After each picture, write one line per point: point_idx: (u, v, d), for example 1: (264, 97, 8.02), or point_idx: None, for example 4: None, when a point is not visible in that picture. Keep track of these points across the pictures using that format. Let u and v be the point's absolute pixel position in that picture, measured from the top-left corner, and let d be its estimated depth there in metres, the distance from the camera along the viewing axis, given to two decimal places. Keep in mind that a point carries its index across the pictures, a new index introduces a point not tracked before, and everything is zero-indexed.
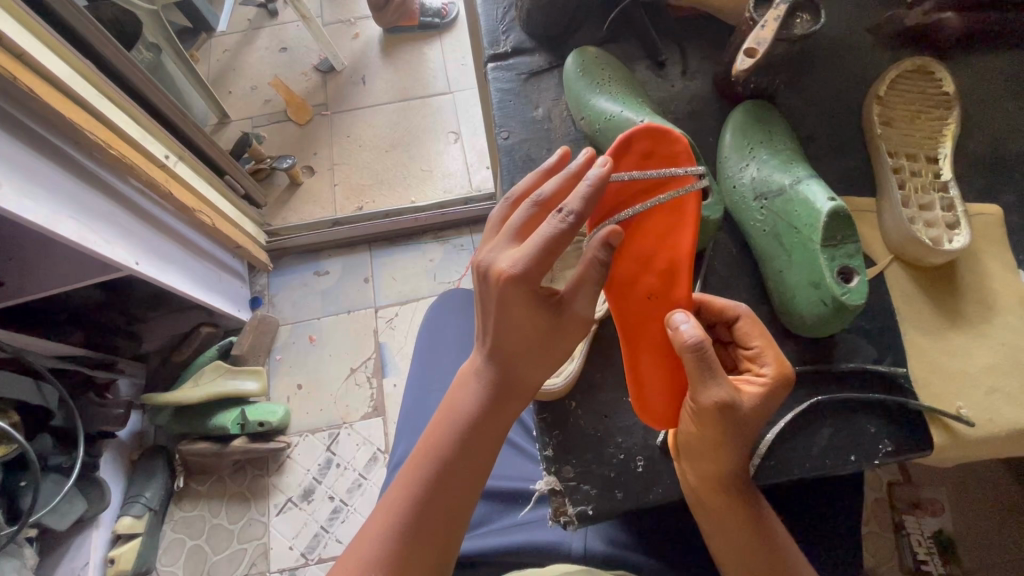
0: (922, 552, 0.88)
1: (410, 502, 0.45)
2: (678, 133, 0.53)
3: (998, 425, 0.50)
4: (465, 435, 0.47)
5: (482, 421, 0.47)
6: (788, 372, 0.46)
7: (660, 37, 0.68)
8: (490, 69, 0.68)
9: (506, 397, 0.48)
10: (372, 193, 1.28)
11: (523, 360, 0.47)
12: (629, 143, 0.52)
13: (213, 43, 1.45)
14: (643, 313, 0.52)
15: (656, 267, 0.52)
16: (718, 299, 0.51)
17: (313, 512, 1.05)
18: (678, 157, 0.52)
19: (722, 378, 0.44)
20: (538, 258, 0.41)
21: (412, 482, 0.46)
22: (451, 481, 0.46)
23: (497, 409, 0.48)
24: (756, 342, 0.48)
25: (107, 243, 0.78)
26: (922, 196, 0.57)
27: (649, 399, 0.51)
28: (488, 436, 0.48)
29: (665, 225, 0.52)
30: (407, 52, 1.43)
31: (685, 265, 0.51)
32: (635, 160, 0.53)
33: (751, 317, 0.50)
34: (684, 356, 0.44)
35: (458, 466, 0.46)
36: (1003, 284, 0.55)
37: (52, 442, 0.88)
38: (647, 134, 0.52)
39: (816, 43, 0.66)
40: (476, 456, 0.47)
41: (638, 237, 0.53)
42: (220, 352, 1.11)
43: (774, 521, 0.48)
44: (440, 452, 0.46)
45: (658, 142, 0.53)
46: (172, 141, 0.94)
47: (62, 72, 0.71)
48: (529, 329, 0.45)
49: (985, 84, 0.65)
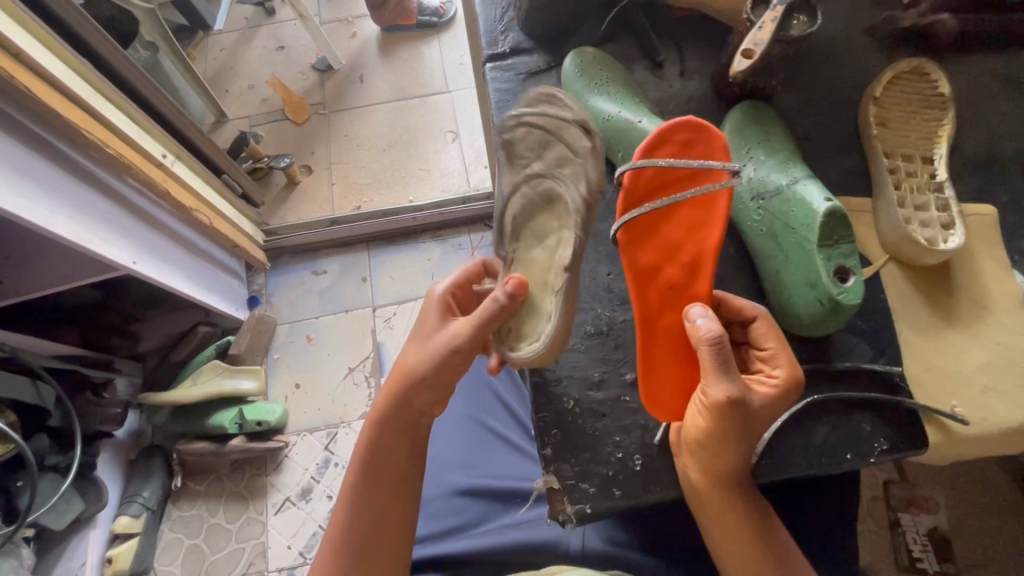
0: (917, 550, 0.89)
1: (351, 513, 0.51)
2: (718, 131, 0.52)
3: (991, 423, 0.51)
4: (371, 453, 0.53)
5: (385, 440, 0.53)
6: (798, 375, 0.48)
7: (659, 37, 0.68)
8: (489, 69, 0.68)
9: (404, 413, 0.53)
10: (369, 192, 1.28)
11: (418, 383, 0.52)
12: (670, 131, 0.51)
13: (210, 41, 1.44)
14: (666, 304, 0.52)
15: (681, 261, 0.51)
16: (736, 298, 0.52)
17: (312, 511, 1.05)
18: (714, 153, 0.52)
19: (735, 375, 0.45)
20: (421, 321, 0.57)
21: (352, 497, 0.52)
22: (370, 496, 0.51)
23: (396, 425, 0.53)
24: (770, 343, 0.49)
25: (104, 242, 0.77)
26: (918, 196, 0.57)
27: (660, 390, 0.51)
28: (395, 449, 0.53)
29: (693, 220, 0.52)
30: (405, 51, 1.43)
31: (710, 261, 0.51)
32: (674, 150, 0.52)
33: (768, 318, 0.51)
34: (703, 349, 0.46)
35: (372, 482, 0.52)
36: (997, 284, 0.55)
37: (49, 442, 0.87)
38: (691, 126, 0.51)
39: (813, 43, 0.66)
40: (391, 468, 0.52)
41: (668, 229, 0.52)
42: (218, 352, 1.11)
43: (772, 518, 0.48)
44: (358, 474, 0.52)
45: (698, 137, 0.52)
46: (169, 140, 0.94)
47: (59, 70, 0.71)
48: (419, 357, 0.53)
49: (981, 85, 0.65)
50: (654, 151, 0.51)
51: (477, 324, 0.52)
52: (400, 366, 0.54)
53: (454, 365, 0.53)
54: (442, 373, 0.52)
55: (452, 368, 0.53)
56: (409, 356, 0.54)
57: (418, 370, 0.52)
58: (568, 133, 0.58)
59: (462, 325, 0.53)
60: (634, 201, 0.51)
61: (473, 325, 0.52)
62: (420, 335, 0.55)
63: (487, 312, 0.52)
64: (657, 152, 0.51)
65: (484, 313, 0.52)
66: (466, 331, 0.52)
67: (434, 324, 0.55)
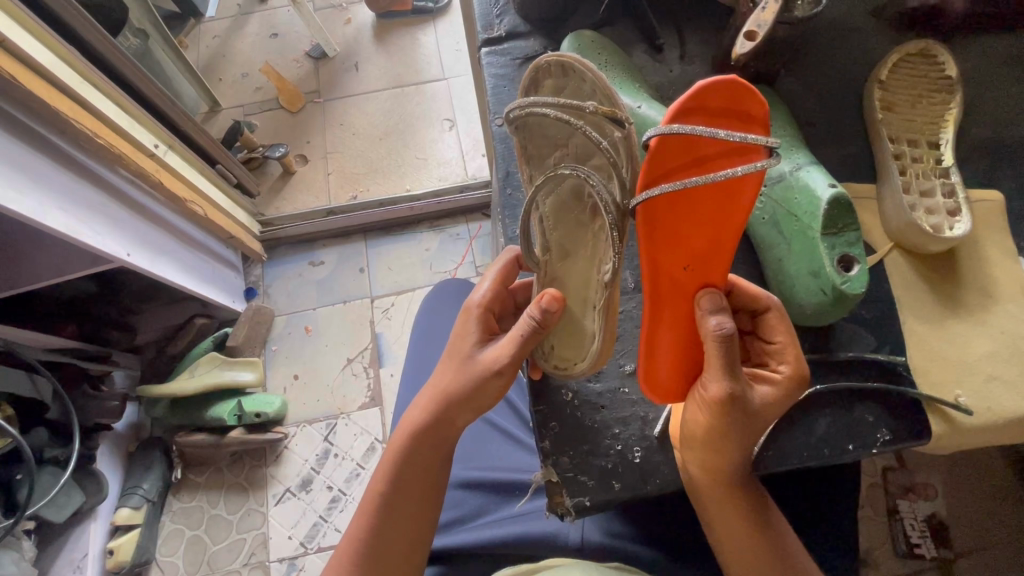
0: (915, 536, 0.89)
1: (371, 518, 0.51)
2: (760, 92, 0.42)
3: (994, 412, 0.50)
4: (398, 468, 0.52)
5: (410, 458, 0.52)
6: (805, 372, 0.47)
7: (658, 20, 0.66)
8: (485, 54, 0.67)
9: (436, 432, 0.52)
10: (366, 182, 1.27)
11: (448, 403, 0.51)
12: (700, 95, 0.41)
13: (201, 29, 1.41)
14: (675, 291, 0.48)
15: (693, 248, 0.46)
16: (750, 287, 0.49)
17: (312, 502, 1.05)
18: (751, 126, 0.42)
19: (739, 373, 0.45)
20: (458, 333, 0.53)
21: (373, 501, 0.52)
22: (396, 509, 0.51)
23: (424, 444, 0.52)
24: (779, 338, 0.48)
25: (97, 234, 0.76)
26: (923, 182, 0.56)
27: (659, 374, 0.50)
28: (423, 467, 0.52)
29: (714, 208, 0.44)
30: (400, 38, 1.40)
31: (730, 249, 0.46)
32: (704, 118, 0.42)
33: (780, 311, 0.49)
34: (709, 342, 0.45)
35: (396, 496, 0.51)
36: (1002, 271, 0.54)
37: (48, 435, 0.87)
38: (724, 87, 0.41)
39: (816, 26, 0.64)
40: (418, 484, 0.52)
41: (685, 215, 0.45)
42: (215, 344, 1.10)
43: (771, 510, 0.48)
44: (382, 486, 0.52)
45: (734, 102, 0.42)
46: (161, 130, 0.92)
47: (46, 59, 0.69)
48: (449, 377, 0.51)
49: (987, 68, 0.64)
50: (678, 117, 0.42)
51: (514, 348, 0.49)
52: (434, 386, 0.52)
53: (493, 389, 0.50)
54: (479, 398, 0.50)
55: (491, 394, 0.50)
56: (443, 375, 0.52)
57: (454, 393, 0.50)
58: (594, 121, 0.49)
59: (498, 346, 0.50)
60: (653, 176, 0.44)
61: (511, 348, 0.49)
62: (454, 354, 0.53)
63: (525, 333, 0.49)
64: (688, 119, 0.42)
65: (522, 335, 0.49)
66: (503, 356, 0.49)
67: (469, 342, 0.52)
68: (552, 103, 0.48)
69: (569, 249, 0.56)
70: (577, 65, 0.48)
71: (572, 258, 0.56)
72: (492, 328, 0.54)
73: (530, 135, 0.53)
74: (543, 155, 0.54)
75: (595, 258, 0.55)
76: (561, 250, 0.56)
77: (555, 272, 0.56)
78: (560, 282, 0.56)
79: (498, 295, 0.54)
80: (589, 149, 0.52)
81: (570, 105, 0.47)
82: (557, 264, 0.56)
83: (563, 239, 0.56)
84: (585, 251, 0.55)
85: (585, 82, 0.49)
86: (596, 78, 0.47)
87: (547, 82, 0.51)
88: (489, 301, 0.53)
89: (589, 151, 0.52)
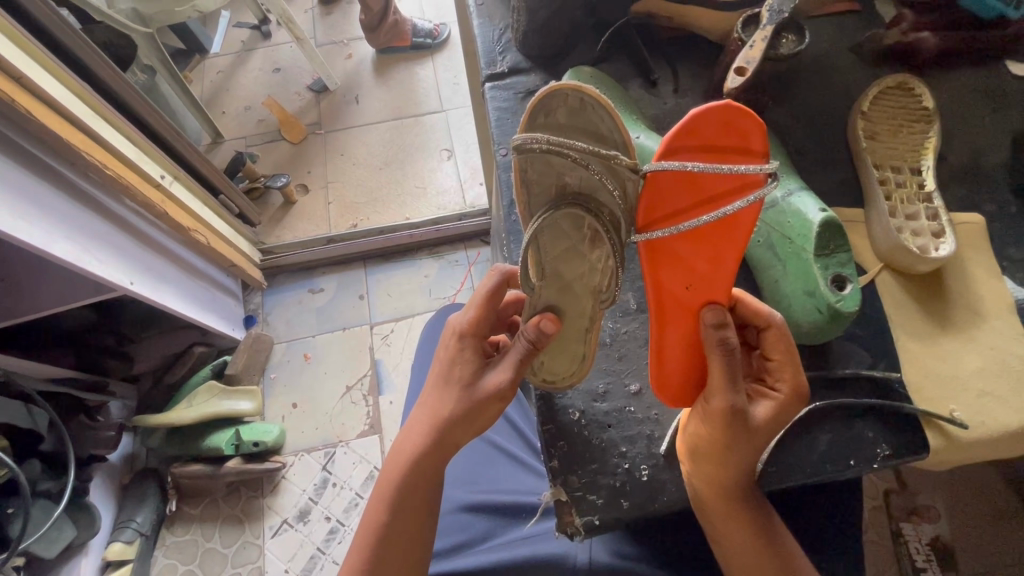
0: (921, 560, 0.88)
1: (372, 546, 0.51)
2: (750, 116, 0.43)
3: (988, 427, 0.51)
4: (399, 494, 0.52)
5: (410, 486, 0.52)
6: (802, 388, 0.48)
7: (650, 55, 0.70)
8: (488, 88, 0.70)
9: (434, 456, 0.52)
10: (366, 210, 1.29)
11: (451, 429, 0.51)
12: (693, 130, 0.43)
13: (206, 64, 1.46)
14: (680, 307, 0.50)
15: (697, 267, 0.48)
16: (754, 302, 0.50)
17: (310, 534, 1.04)
18: (747, 154, 0.45)
19: (740, 388, 0.46)
20: (451, 354, 0.54)
21: (372, 527, 0.52)
22: (396, 532, 0.51)
23: (423, 469, 0.52)
24: (778, 355, 0.49)
25: (101, 263, 0.78)
26: (908, 206, 0.59)
27: (668, 383, 0.52)
28: (423, 491, 0.52)
29: (716, 230, 0.46)
30: (400, 72, 1.45)
31: (732, 267, 0.48)
32: (698, 152, 0.44)
33: (782, 329, 0.49)
34: (714, 355, 0.47)
35: (398, 520, 0.51)
36: (987, 289, 0.57)
37: (41, 467, 0.85)
38: (715, 118, 0.43)
39: (800, 62, 0.68)
40: (421, 506, 0.52)
41: (687, 244, 0.47)
42: (214, 372, 1.11)
43: (778, 530, 0.49)
44: (382, 512, 0.52)
45: (726, 132, 0.44)
46: (167, 161, 0.94)
47: (58, 93, 0.72)
48: (448, 402, 0.51)
49: (961, 99, 0.67)
50: (677, 152, 0.44)
51: (513, 371, 0.50)
52: (434, 411, 0.52)
53: (491, 411, 0.52)
54: (479, 420, 0.51)
55: (490, 415, 0.52)
56: (444, 400, 0.52)
57: (454, 419, 0.51)
58: (611, 166, 0.47)
59: (497, 370, 0.51)
60: (656, 218, 0.47)
61: (509, 372, 0.51)
62: (451, 379, 0.53)
63: (522, 355, 0.51)
64: (684, 154, 0.44)
65: (519, 357, 0.51)
66: (505, 381, 0.50)
67: (464, 367, 0.52)
68: (575, 145, 0.47)
69: (564, 276, 0.54)
70: (599, 103, 0.46)
71: (567, 283, 0.55)
72: (484, 350, 0.54)
73: (535, 163, 0.49)
74: (542, 184, 0.50)
75: (590, 287, 0.54)
76: (557, 276, 0.54)
77: (550, 298, 0.55)
78: (554, 305, 0.56)
79: (488, 318, 0.54)
80: (595, 185, 0.49)
81: (599, 151, 0.46)
82: (553, 290, 0.55)
83: (558, 266, 0.54)
84: (579, 278, 0.54)
85: (603, 120, 0.47)
86: (617, 126, 0.47)
87: (560, 113, 0.47)
88: (481, 325, 0.53)
89: (594, 189, 0.50)
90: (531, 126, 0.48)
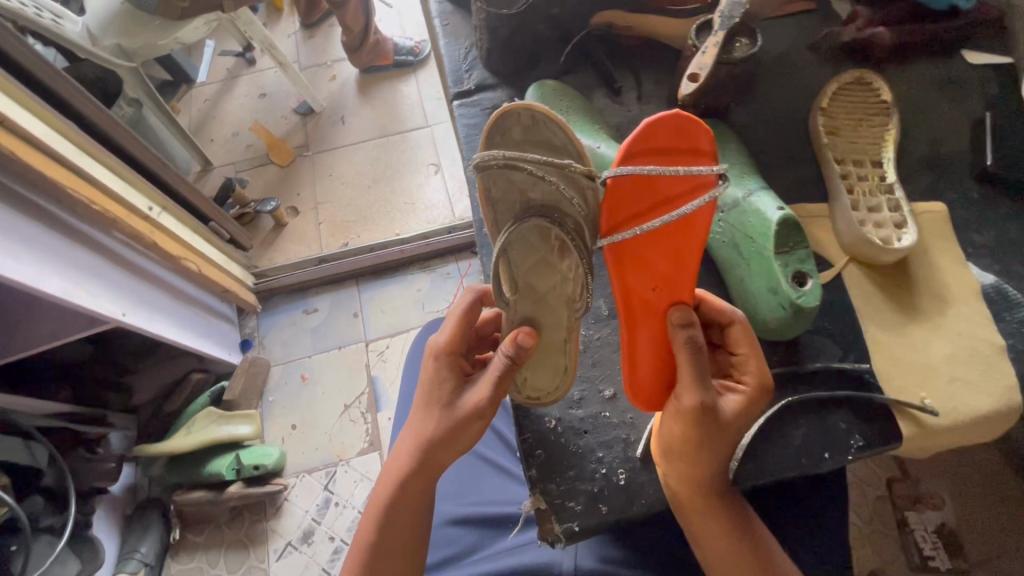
0: (928, 548, 0.89)
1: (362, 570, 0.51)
2: (699, 121, 0.45)
3: (961, 412, 0.52)
4: (388, 515, 0.52)
5: (397, 506, 0.52)
6: (768, 380, 0.49)
7: (615, 65, 0.71)
8: (456, 106, 0.71)
9: (423, 476, 0.52)
10: (356, 229, 1.31)
11: (435, 447, 0.51)
12: (647, 135, 0.45)
13: (192, 94, 1.49)
14: (648, 309, 0.51)
15: (661, 268, 0.49)
16: (716, 301, 0.52)
17: (314, 555, 1.04)
18: (699, 157, 0.46)
19: (708, 384, 0.46)
20: (430, 374, 0.54)
21: (361, 550, 0.52)
22: (387, 552, 0.52)
23: (411, 489, 0.52)
24: (743, 350, 0.49)
25: (92, 296, 0.79)
26: (871, 199, 0.60)
27: (640, 384, 0.52)
28: (411, 509, 0.53)
29: (676, 232, 0.48)
30: (384, 90, 1.47)
31: (694, 268, 0.49)
32: (654, 156, 0.46)
33: (745, 324, 0.50)
34: (681, 353, 0.48)
35: (387, 540, 0.52)
36: (953, 276, 0.57)
37: (43, 503, 0.86)
38: (668, 124, 0.44)
39: (761, 63, 0.70)
40: (410, 524, 0.53)
41: (649, 246, 0.48)
42: (212, 399, 1.11)
43: (755, 523, 0.49)
44: (372, 534, 0.52)
45: (677, 137, 0.45)
46: (155, 192, 0.96)
47: (42, 133, 0.74)
48: (430, 423, 0.52)
49: (921, 90, 0.69)
50: (633, 157, 0.45)
51: (493, 388, 0.51)
52: (417, 431, 0.52)
53: (475, 429, 0.52)
54: (462, 440, 0.52)
55: (474, 433, 0.52)
56: (426, 421, 0.52)
57: (437, 440, 0.51)
58: (568, 176, 0.49)
59: (478, 388, 0.52)
60: (618, 221, 0.48)
61: (489, 389, 0.51)
62: (431, 399, 0.53)
63: (502, 371, 0.51)
64: (640, 159, 0.46)
65: (498, 373, 0.51)
66: (484, 400, 0.51)
67: (444, 387, 0.53)
68: (530, 159, 0.48)
69: (538, 288, 0.56)
70: (550, 117, 0.47)
71: (541, 295, 0.56)
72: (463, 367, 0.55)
73: (496, 181, 0.50)
74: (506, 201, 0.52)
75: (564, 296, 0.55)
76: (530, 290, 0.56)
77: (525, 311, 0.56)
78: (531, 318, 0.56)
79: (465, 336, 0.55)
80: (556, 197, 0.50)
81: (554, 162, 0.48)
82: (528, 303, 0.56)
83: (531, 279, 0.56)
84: (552, 289, 0.56)
85: (556, 134, 0.48)
86: (570, 137, 0.48)
87: (515, 132, 0.49)
88: (457, 343, 0.54)
89: (555, 200, 0.51)
90: (488, 147, 0.50)
